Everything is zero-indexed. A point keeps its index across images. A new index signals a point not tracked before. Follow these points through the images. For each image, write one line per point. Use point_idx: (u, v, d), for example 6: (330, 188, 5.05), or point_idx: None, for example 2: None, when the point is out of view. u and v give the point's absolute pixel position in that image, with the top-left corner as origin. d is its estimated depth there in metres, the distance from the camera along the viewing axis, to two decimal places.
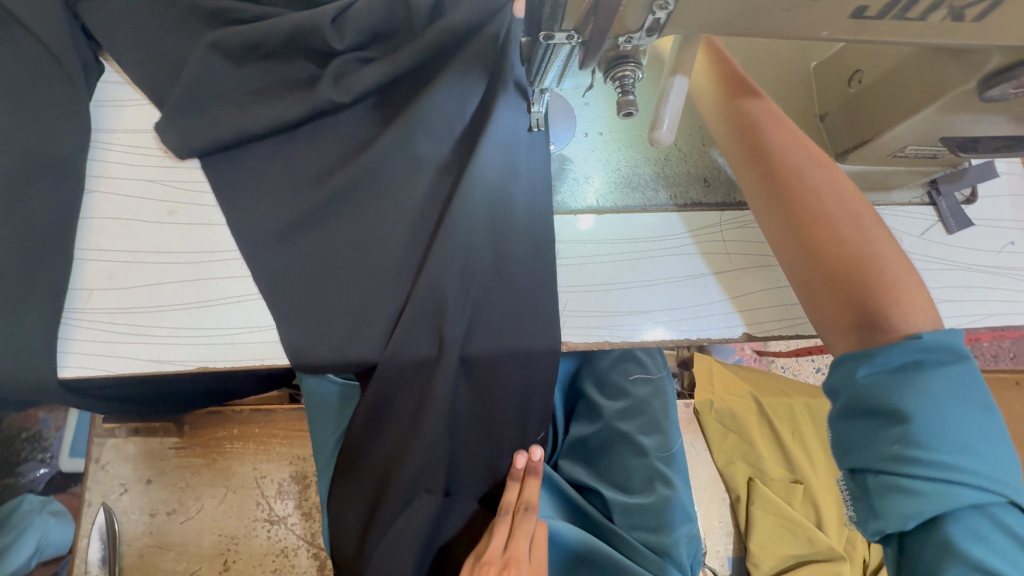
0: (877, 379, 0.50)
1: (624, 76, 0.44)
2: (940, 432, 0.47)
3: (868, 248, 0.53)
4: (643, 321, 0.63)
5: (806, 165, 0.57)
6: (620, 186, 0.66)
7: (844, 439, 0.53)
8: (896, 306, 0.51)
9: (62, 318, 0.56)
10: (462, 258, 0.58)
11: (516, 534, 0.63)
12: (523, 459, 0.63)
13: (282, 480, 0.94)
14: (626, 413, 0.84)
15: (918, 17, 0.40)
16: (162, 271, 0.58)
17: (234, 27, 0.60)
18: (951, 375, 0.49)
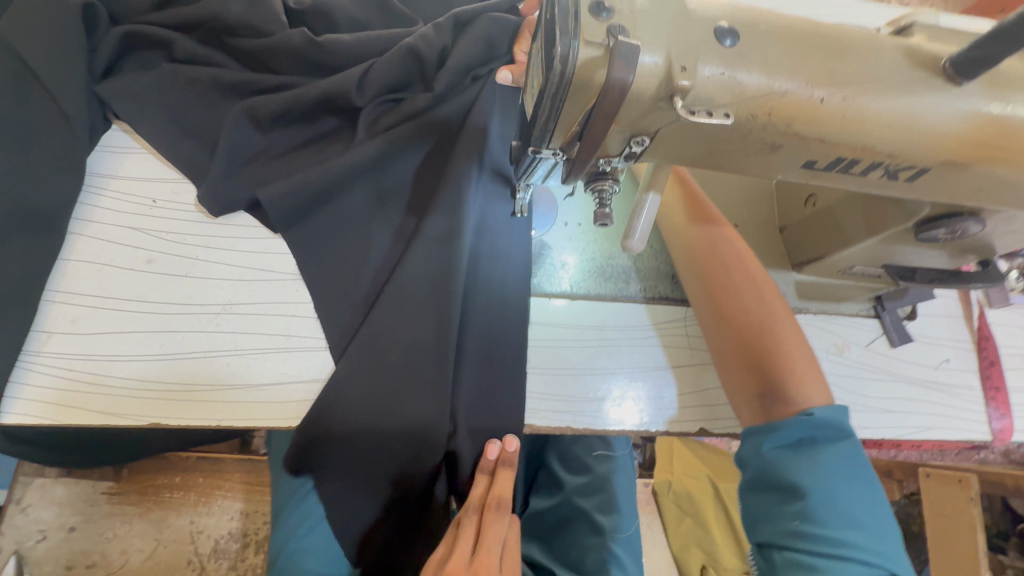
0: (778, 455, 0.57)
1: (602, 190, 0.46)
2: (831, 508, 0.53)
3: (767, 321, 0.62)
4: (608, 408, 0.64)
5: (721, 242, 0.66)
6: (594, 274, 0.70)
7: (754, 509, 0.60)
8: (791, 375, 0.59)
9: (16, 361, 0.54)
10: (425, 307, 0.60)
11: (483, 541, 0.58)
12: (495, 449, 0.58)
13: (219, 537, 0.89)
14: (587, 490, 0.82)
15: (859, 172, 0.45)
16: (130, 320, 0.57)
17: (262, 97, 0.64)
18: (838, 450, 0.56)
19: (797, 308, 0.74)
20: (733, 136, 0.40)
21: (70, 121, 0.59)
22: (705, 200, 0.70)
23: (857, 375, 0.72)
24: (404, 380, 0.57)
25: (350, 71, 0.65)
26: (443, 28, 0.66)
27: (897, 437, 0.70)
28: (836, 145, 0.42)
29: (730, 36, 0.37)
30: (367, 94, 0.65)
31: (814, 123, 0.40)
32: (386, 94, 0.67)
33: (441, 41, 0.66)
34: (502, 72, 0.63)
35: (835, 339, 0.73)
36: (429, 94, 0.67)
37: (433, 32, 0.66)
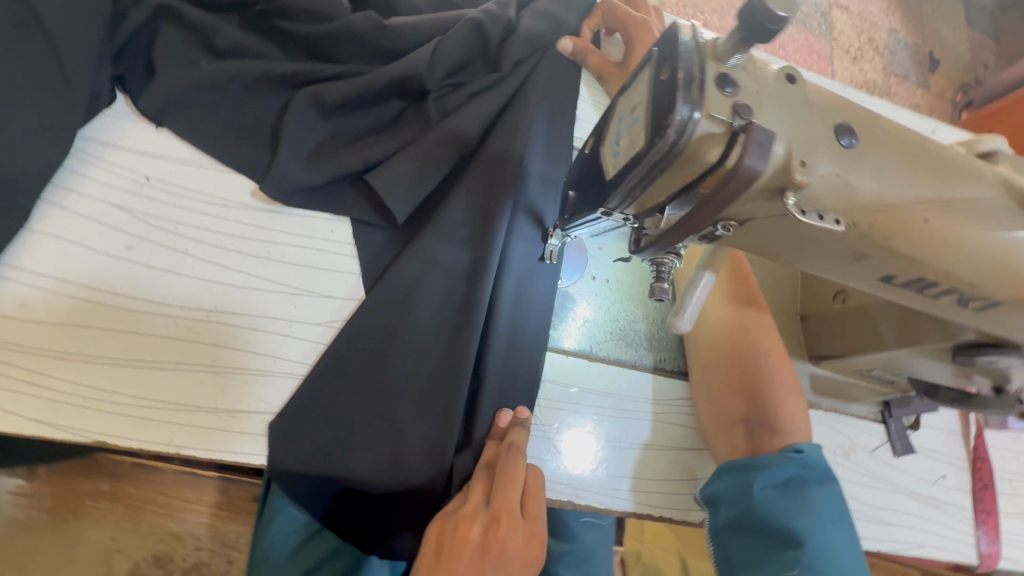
0: (768, 492, 0.55)
1: (662, 264, 0.44)
2: (824, 552, 0.51)
3: (762, 347, 0.63)
4: (613, 484, 0.60)
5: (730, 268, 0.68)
6: (615, 337, 0.65)
7: (733, 553, 0.56)
8: (780, 402, 0.61)
9: None
10: (431, 308, 0.56)
11: (501, 481, 0.48)
12: (506, 417, 0.54)
13: (139, 561, 0.77)
14: (571, 561, 0.77)
15: (933, 294, 0.43)
16: (91, 311, 0.49)
17: (327, 82, 0.58)
18: (826, 492, 0.55)
19: (810, 402, 0.71)
20: (823, 239, 0.38)
21: (70, 84, 0.51)
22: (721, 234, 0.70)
23: (860, 482, 0.70)
24: (404, 414, 0.52)
25: (417, 52, 0.59)
26: (506, 4, 0.63)
27: (891, 551, 0.68)
28: (924, 267, 0.39)
29: (848, 135, 0.34)
30: (437, 74, 0.60)
31: (910, 239, 0.37)
32: (451, 77, 0.62)
33: (506, 16, 0.62)
34: (563, 41, 0.66)
35: (843, 441, 0.71)
36: (493, 76, 0.63)
37: (496, 8, 0.62)
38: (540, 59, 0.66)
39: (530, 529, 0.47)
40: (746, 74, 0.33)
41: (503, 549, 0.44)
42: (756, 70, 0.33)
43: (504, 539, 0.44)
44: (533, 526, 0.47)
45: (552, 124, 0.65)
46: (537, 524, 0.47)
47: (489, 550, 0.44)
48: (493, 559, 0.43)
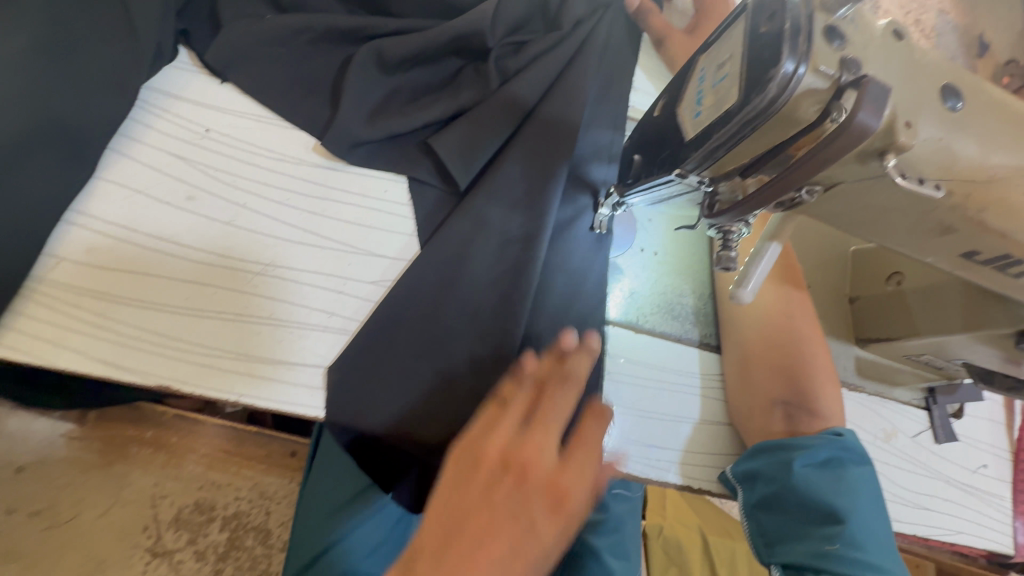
0: (808, 471, 0.55)
1: (730, 231, 0.43)
2: (862, 528, 0.52)
3: (804, 331, 0.63)
4: (654, 455, 0.60)
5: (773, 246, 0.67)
6: (661, 310, 0.64)
7: (768, 527, 0.57)
8: (819, 386, 0.62)
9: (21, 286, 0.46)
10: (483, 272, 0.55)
11: (540, 419, 0.41)
12: (570, 341, 0.47)
13: (183, 507, 0.80)
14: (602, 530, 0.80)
15: (1014, 274, 0.41)
16: (155, 259, 0.49)
17: (389, 37, 0.58)
18: (864, 472, 0.56)
19: (854, 385, 0.70)
20: (910, 210, 0.36)
21: (136, 35, 0.51)
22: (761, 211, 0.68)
23: (900, 467, 0.69)
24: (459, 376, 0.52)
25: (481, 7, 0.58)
26: None
27: (926, 536, 0.68)
28: (1013, 242, 0.38)
29: (953, 98, 0.33)
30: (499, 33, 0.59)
31: (1004, 213, 0.36)
32: (511, 35, 0.61)
33: None
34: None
35: (884, 425, 0.70)
36: (554, 34, 0.61)
37: None
38: (601, 17, 0.64)
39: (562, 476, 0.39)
40: (855, 27, 0.31)
41: (524, 485, 0.37)
42: (863, 25, 0.32)
43: (530, 475, 0.38)
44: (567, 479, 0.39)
45: (610, 89, 0.64)
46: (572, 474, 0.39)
47: (518, 484, 0.37)
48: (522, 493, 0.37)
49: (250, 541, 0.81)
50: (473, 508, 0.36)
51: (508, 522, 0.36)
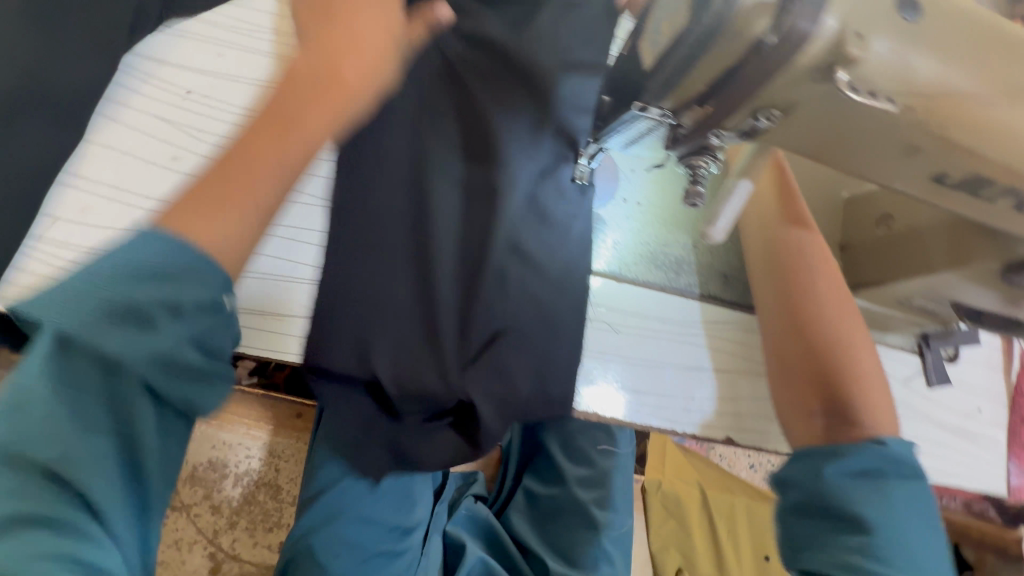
0: (839, 478, 0.47)
1: (699, 167, 0.41)
2: (897, 548, 0.45)
3: (846, 333, 0.57)
4: (638, 401, 0.61)
5: (807, 242, 0.61)
6: (643, 259, 0.65)
7: (795, 536, 0.49)
8: (861, 396, 0.53)
9: (22, 245, 0.49)
10: (455, 222, 0.60)
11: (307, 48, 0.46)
12: None
13: (198, 464, 0.85)
14: (589, 483, 0.90)
15: (986, 197, 0.41)
16: (141, 218, 0.51)
17: None
18: (910, 489, 0.47)
19: None
20: (872, 129, 0.36)
21: None
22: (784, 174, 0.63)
23: None
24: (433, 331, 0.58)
25: None
26: None
27: None
28: (980, 161, 0.37)
29: (910, 9, 0.32)
30: None
31: (968, 129, 0.35)
32: None
33: None
34: None
35: None
36: None
37: None
38: None
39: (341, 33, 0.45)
40: None
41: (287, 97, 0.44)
42: None
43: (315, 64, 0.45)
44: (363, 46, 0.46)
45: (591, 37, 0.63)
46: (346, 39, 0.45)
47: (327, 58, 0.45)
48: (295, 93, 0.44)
49: (262, 496, 0.86)
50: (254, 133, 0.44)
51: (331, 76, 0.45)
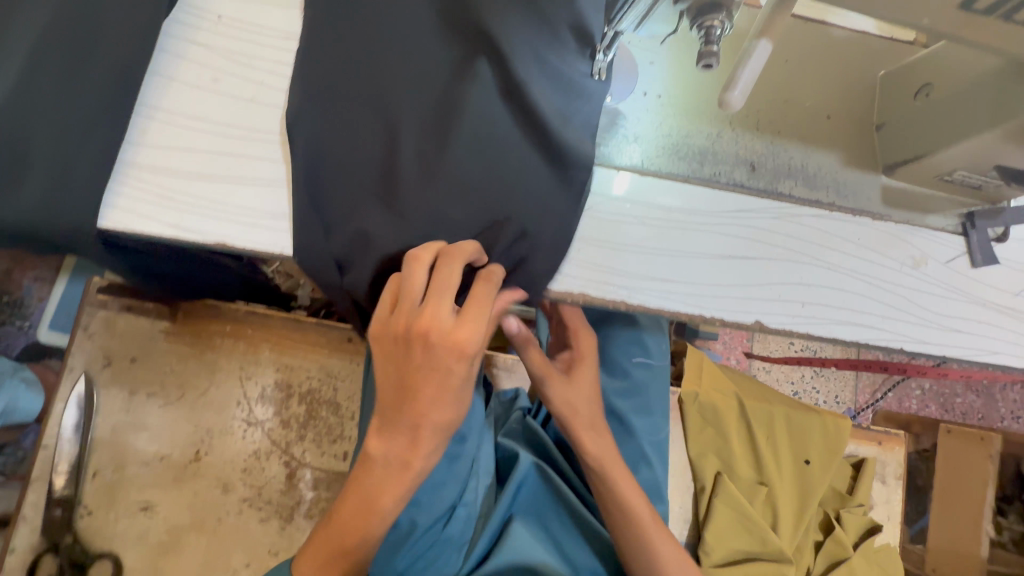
0: None
1: (710, 26, 0.43)
2: None
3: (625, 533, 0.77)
4: (666, 289, 0.63)
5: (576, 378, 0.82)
6: (667, 151, 0.65)
7: None
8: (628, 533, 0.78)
9: (113, 170, 0.54)
10: (477, 123, 0.58)
11: (433, 290, 0.51)
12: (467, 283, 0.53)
13: (266, 385, 0.95)
14: (627, 391, 0.95)
15: None
16: (198, 139, 0.56)
17: None
18: None
19: (881, 214, 0.68)
20: None
21: None
22: (580, 332, 0.83)
23: (930, 291, 0.68)
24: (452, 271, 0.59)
25: None
26: None
27: (957, 358, 0.68)
28: None
29: None
30: None
31: None
32: None
33: None
34: None
35: (913, 252, 0.68)
36: None
37: None
38: None
39: (462, 334, 0.50)
40: None
41: (433, 351, 0.50)
42: None
43: (445, 342, 0.49)
44: (477, 338, 0.50)
45: None
46: (472, 324, 0.50)
47: (460, 360, 0.50)
48: (440, 350, 0.49)
49: (324, 412, 0.96)
50: (406, 384, 0.51)
51: (443, 404, 0.51)
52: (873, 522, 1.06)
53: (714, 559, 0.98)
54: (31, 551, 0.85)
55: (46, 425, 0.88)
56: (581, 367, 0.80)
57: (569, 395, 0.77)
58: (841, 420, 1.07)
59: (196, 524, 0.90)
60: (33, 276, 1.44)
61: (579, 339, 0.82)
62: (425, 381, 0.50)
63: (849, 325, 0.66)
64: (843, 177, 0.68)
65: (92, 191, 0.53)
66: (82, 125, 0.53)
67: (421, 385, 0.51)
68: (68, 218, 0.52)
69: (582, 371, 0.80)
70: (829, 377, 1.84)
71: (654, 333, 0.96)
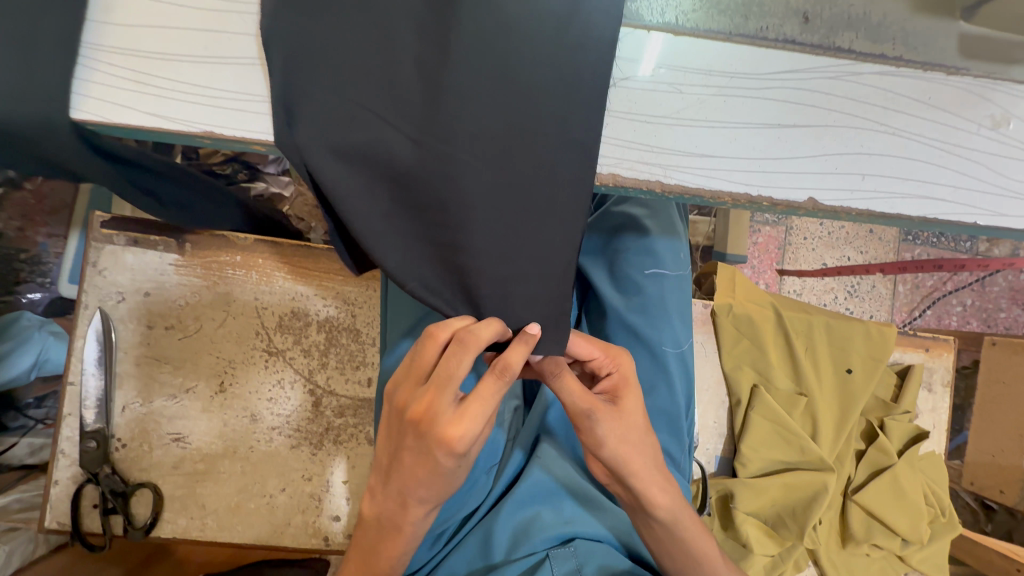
0: None
1: None
2: None
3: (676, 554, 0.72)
4: (706, 165, 0.56)
5: (630, 432, 0.64)
6: (706, 3, 0.56)
7: None
8: (677, 545, 0.71)
9: (79, 54, 0.49)
10: None
11: (437, 379, 0.53)
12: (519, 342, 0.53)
13: (283, 314, 0.93)
14: (640, 307, 0.89)
15: None
16: (168, 16, 0.49)
17: None
18: None
19: (957, 68, 0.58)
20: None
21: None
22: (613, 362, 0.64)
23: (1011, 157, 0.59)
24: (459, 167, 0.50)
25: None
26: None
27: None
28: None
29: None
30: None
31: None
32: None
33: None
34: None
35: (993, 111, 0.59)
36: None
37: None
38: None
39: (451, 431, 0.51)
40: None
41: (425, 438, 0.53)
42: None
43: (435, 435, 0.52)
44: (466, 438, 0.51)
45: None
46: (463, 423, 0.51)
47: (422, 448, 0.54)
48: (430, 439, 0.52)
49: (344, 339, 0.94)
50: (399, 450, 0.57)
51: (427, 481, 0.56)
52: (920, 429, 1.01)
53: (751, 469, 0.97)
54: (73, 480, 0.88)
55: (70, 362, 0.88)
56: (626, 393, 0.64)
57: (615, 430, 0.63)
58: (886, 328, 1.00)
59: (229, 453, 0.91)
60: (46, 231, 1.38)
61: (615, 364, 0.64)
62: (412, 458, 0.55)
63: (916, 199, 0.58)
64: (913, 25, 0.58)
65: (63, 78, 0.48)
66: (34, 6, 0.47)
67: (408, 459, 0.56)
68: (40, 111, 0.47)
69: (627, 398, 0.64)
70: (864, 297, 1.77)
71: (664, 239, 0.87)
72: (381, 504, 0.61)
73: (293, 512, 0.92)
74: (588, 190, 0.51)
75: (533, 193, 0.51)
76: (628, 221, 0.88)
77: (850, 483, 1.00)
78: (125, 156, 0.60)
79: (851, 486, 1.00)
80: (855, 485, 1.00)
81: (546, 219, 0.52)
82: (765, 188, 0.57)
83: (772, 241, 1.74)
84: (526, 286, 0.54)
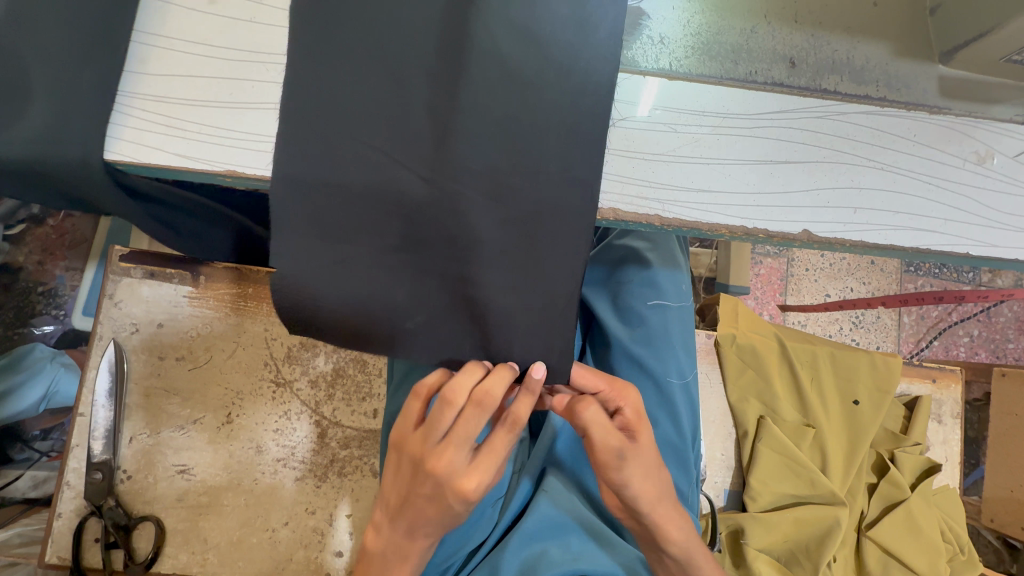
0: None
1: None
2: None
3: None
4: (702, 199, 0.59)
5: (641, 468, 0.62)
6: (697, 52, 0.61)
7: None
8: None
9: (115, 101, 0.53)
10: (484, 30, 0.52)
11: (454, 437, 0.54)
12: (527, 391, 0.55)
13: (292, 345, 0.94)
14: (644, 338, 0.89)
15: None
16: (198, 66, 0.54)
17: None
18: None
19: (939, 107, 0.61)
20: None
21: None
22: (618, 393, 0.64)
23: (997, 189, 0.61)
24: (466, 203, 0.53)
25: None
26: None
27: None
28: None
29: None
30: None
31: None
32: None
33: None
34: None
35: (977, 147, 0.61)
36: None
37: None
38: None
39: (468, 485, 0.54)
40: None
41: (438, 489, 0.55)
42: None
43: (450, 489, 0.55)
44: (480, 489, 0.55)
45: None
46: (479, 476, 0.54)
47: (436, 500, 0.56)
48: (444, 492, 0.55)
49: (351, 370, 0.96)
50: (409, 491, 0.58)
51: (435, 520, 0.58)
52: (932, 462, 1.00)
53: (760, 504, 0.96)
54: (76, 513, 0.88)
55: (81, 393, 0.89)
56: (636, 429, 0.63)
57: (623, 464, 0.61)
58: (891, 358, 1.00)
59: (233, 486, 0.91)
60: (64, 265, 1.42)
61: (621, 398, 0.64)
62: (421, 502, 0.57)
63: (908, 231, 0.60)
64: (894, 69, 0.62)
65: (98, 124, 0.52)
66: (75, 59, 0.51)
67: (418, 501, 0.57)
68: (74, 153, 0.51)
69: (636, 433, 0.63)
70: (869, 329, 1.77)
71: (666, 271, 0.89)
72: (388, 532, 0.61)
73: (295, 547, 0.91)
74: (591, 226, 0.53)
75: (536, 227, 0.53)
76: (630, 254, 0.91)
77: (863, 520, 0.98)
78: (149, 194, 0.64)
79: (865, 522, 0.97)
80: (869, 522, 0.98)
81: (548, 250, 0.54)
82: (761, 220, 0.59)
83: (774, 273, 1.76)
84: (529, 316, 0.55)
